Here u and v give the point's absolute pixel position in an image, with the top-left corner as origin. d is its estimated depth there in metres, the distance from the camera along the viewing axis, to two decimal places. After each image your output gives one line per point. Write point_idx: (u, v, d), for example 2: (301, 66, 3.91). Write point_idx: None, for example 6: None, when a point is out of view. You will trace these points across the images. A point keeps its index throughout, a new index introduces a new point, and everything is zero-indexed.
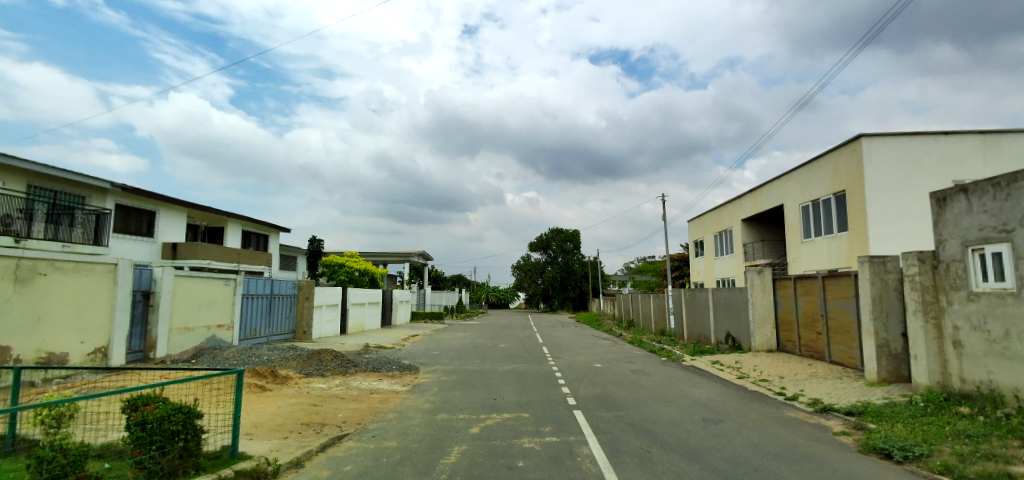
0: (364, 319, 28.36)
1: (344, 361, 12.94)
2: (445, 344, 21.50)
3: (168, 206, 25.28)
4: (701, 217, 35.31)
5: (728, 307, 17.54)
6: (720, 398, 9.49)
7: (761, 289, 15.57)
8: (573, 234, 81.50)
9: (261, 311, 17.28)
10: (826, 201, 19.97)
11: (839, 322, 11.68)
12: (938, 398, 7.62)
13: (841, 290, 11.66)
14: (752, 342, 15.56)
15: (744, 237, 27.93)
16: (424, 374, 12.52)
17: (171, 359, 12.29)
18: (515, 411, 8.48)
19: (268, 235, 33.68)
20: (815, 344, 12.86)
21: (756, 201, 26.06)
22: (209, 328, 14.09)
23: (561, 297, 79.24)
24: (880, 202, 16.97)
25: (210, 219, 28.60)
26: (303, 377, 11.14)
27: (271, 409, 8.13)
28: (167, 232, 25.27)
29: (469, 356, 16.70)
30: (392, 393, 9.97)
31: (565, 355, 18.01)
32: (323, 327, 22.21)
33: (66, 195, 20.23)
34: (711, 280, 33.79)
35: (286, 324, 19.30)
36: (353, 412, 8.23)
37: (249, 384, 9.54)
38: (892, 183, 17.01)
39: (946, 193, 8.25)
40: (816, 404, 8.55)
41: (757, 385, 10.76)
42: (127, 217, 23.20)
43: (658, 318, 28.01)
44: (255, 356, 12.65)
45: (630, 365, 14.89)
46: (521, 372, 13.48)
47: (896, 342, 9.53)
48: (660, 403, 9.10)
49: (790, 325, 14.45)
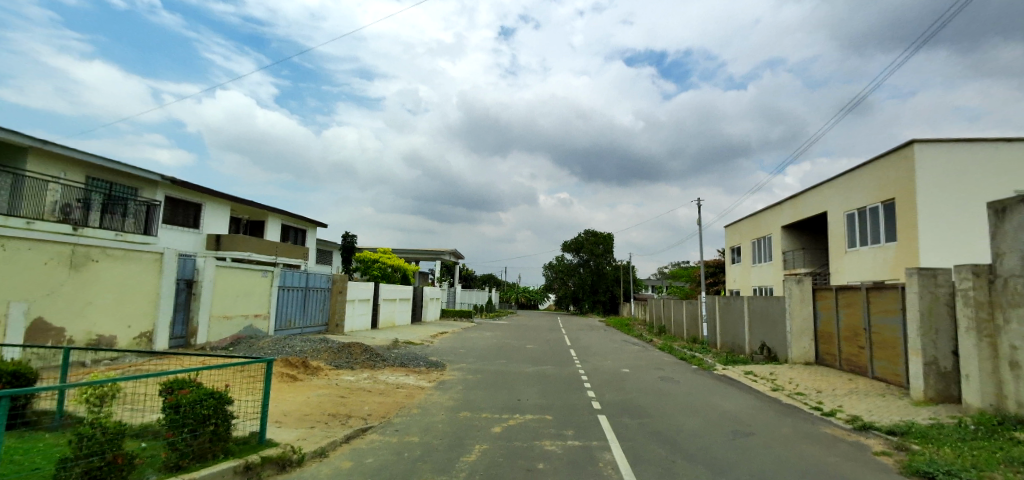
0: (395, 315, 28.90)
1: (373, 355, 13.19)
2: (473, 342, 21.67)
3: (214, 199, 26.43)
4: (738, 222, 34.23)
5: (764, 317, 16.92)
6: (751, 411, 9.13)
7: (799, 299, 14.91)
8: (606, 236, 80.25)
9: (297, 303, 17.85)
10: (873, 209, 19.00)
11: (883, 337, 11.06)
12: (990, 421, 7.08)
13: (886, 303, 11.05)
14: (788, 354, 14.94)
15: (784, 244, 26.92)
16: (450, 371, 12.63)
17: (210, 345, 12.73)
18: (537, 412, 8.43)
19: (306, 230, 34.73)
20: (856, 359, 12.23)
21: (798, 207, 25.02)
22: (247, 318, 14.57)
23: (592, 300, 78.71)
24: (933, 211, 15.99)
25: (251, 214, 29.76)
26: (333, 369, 11.40)
27: (301, 398, 8.34)
28: (211, 224, 26.43)
29: (496, 356, 16.75)
30: (418, 388, 10.07)
31: (593, 359, 17.84)
32: (355, 321, 22.72)
33: (121, 187, 21.45)
34: (748, 287, 32.72)
35: (319, 316, 19.81)
36: (378, 405, 8.37)
37: (280, 373, 9.84)
38: (946, 191, 16.00)
39: (1006, 203, 7.62)
40: (854, 421, 8.09)
41: (791, 398, 10.29)
42: (175, 209, 24.36)
43: (691, 325, 27.29)
44: (289, 346, 13.04)
45: (658, 372, 14.62)
46: (547, 374, 13.43)
47: (945, 360, 8.92)
48: (688, 413, 8.80)
49: (830, 338, 13.78)
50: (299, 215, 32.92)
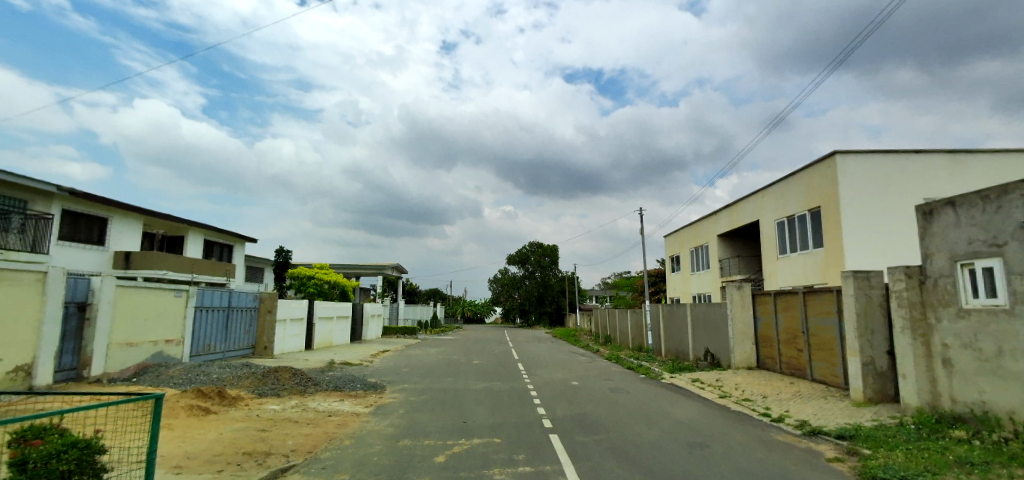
0: (332, 334, 27.13)
1: (303, 379, 11.97)
2: (416, 360, 20.61)
3: (123, 213, 23.72)
4: (677, 232, 35.37)
5: (707, 323, 17.23)
6: (704, 420, 8.99)
7: (740, 305, 15.28)
8: (551, 248, 81.14)
9: (217, 325, 16.08)
10: (801, 217, 20.08)
11: (821, 339, 11.41)
12: (929, 420, 7.27)
13: (822, 306, 11.44)
14: (731, 359, 15.20)
15: (720, 252, 28.00)
16: (390, 393, 11.66)
17: (108, 377, 10.95)
18: (486, 435, 7.77)
19: (233, 245, 32.09)
20: (796, 361, 12.57)
21: (732, 216, 26.12)
22: (155, 343, 12.80)
23: (538, 312, 78.91)
24: (854, 218, 17.08)
25: (168, 228, 27.08)
26: (256, 398, 10.16)
27: (212, 435, 7.19)
28: (120, 240, 23.68)
29: (440, 374, 15.88)
30: (353, 415, 9.10)
31: (542, 372, 17.40)
32: (286, 342, 20.96)
33: (5, 198, 18.62)
34: (687, 295, 33.79)
35: (245, 339, 18.04)
36: (305, 438, 7.38)
37: (190, 407, 8.55)
38: (865, 199, 17.17)
39: (933, 206, 8.00)
40: (804, 426, 8.10)
41: (740, 404, 10.28)
42: (75, 224, 21.55)
43: (636, 334, 27.59)
44: (204, 374, 11.55)
45: (608, 383, 14.41)
46: (495, 390, 12.78)
47: (881, 360, 9.23)
48: (643, 426, 8.48)
49: (770, 342, 14.16)
50: (225, 229, 30.39)
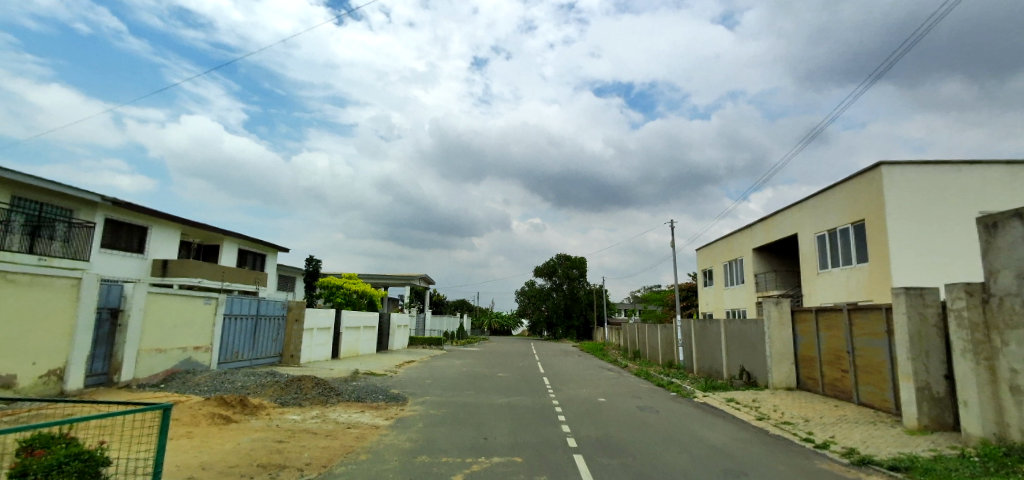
0: (359, 344, 27.30)
1: (326, 390, 11.92)
2: (441, 372, 20.42)
3: (162, 222, 24.67)
4: (709, 245, 34.32)
5: (742, 340, 16.43)
6: (739, 444, 8.40)
7: (778, 321, 14.49)
8: (579, 260, 80.28)
9: (246, 333, 16.34)
10: (843, 230, 19.05)
11: (868, 360, 10.62)
12: (997, 453, 6.53)
13: (870, 325, 10.66)
14: (769, 379, 14.38)
15: (755, 266, 26.92)
16: (411, 406, 11.47)
17: (138, 383, 11.19)
18: (505, 454, 7.44)
19: (265, 255, 32.93)
20: (840, 384, 11.74)
21: (768, 229, 25.10)
22: (184, 350, 13.07)
23: (565, 325, 77.87)
24: (902, 232, 16.05)
25: (204, 237, 28.03)
26: (278, 407, 10.13)
27: (230, 445, 7.14)
28: (159, 249, 24.62)
29: (463, 387, 15.61)
30: (372, 428, 8.93)
31: (567, 387, 16.91)
32: (313, 351, 21.15)
33: (53, 208, 19.66)
34: (720, 310, 32.61)
35: (272, 347, 18.28)
36: (322, 451, 7.22)
37: (212, 415, 8.55)
38: (914, 212, 16.12)
39: (997, 218, 7.30)
40: (851, 455, 7.43)
41: (779, 428, 9.61)
42: (117, 233, 22.53)
43: (666, 349, 26.70)
44: (230, 382, 11.65)
45: (636, 401, 13.84)
46: (518, 406, 12.43)
47: (938, 385, 8.46)
48: (672, 449, 8.00)
49: (811, 362, 13.33)
50: (258, 239, 31.24)
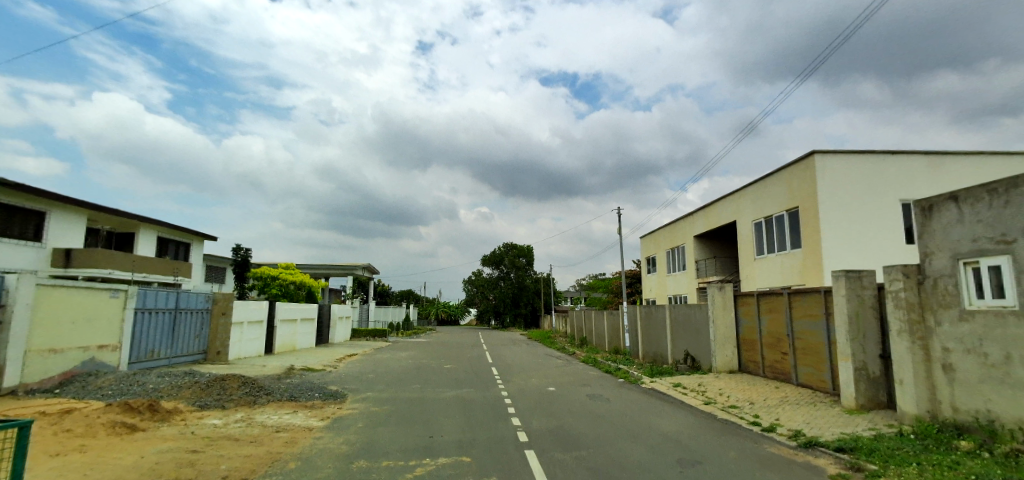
0: (296, 337, 25.71)
1: (254, 389, 10.85)
2: (384, 365, 19.52)
3: (63, 206, 21.85)
4: (653, 233, 35.16)
5: (686, 325, 16.78)
6: (691, 432, 8.34)
7: (722, 307, 14.84)
8: (526, 249, 80.65)
9: (162, 329, 14.70)
10: (779, 218, 19.92)
11: (807, 342, 11.00)
12: (932, 430, 6.78)
13: (808, 308, 11.03)
14: (713, 363, 14.74)
15: (697, 254, 27.83)
16: (350, 404, 10.66)
17: (26, 389, 9.57)
18: (453, 454, 6.89)
19: (190, 243, 30.24)
20: (780, 365, 12.16)
21: (708, 217, 25.97)
22: (86, 350, 11.45)
23: (513, 313, 78.16)
24: (833, 219, 16.93)
25: (116, 224, 25.22)
26: (197, 411, 9.04)
27: (130, 460, 6.08)
28: (60, 236, 21.84)
29: (408, 381, 14.89)
30: (305, 431, 8.12)
31: (517, 377, 16.60)
32: (243, 346, 19.57)
33: None
34: (663, 296, 33.64)
35: (194, 344, 16.64)
36: (243, 461, 6.34)
37: (112, 424, 7.36)
38: (844, 200, 17.04)
39: (933, 201, 7.58)
40: (798, 437, 7.53)
41: (727, 412, 9.70)
42: (7, 218, 19.66)
43: (612, 336, 27.12)
44: (139, 384, 10.28)
45: (586, 389, 13.74)
46: (465, 399, 11.93)
47: (873, 365, 8.81)
48: (626, 440, 7.79)
49: (753, 345, 13.76)
50: (181, 227, 28.58)
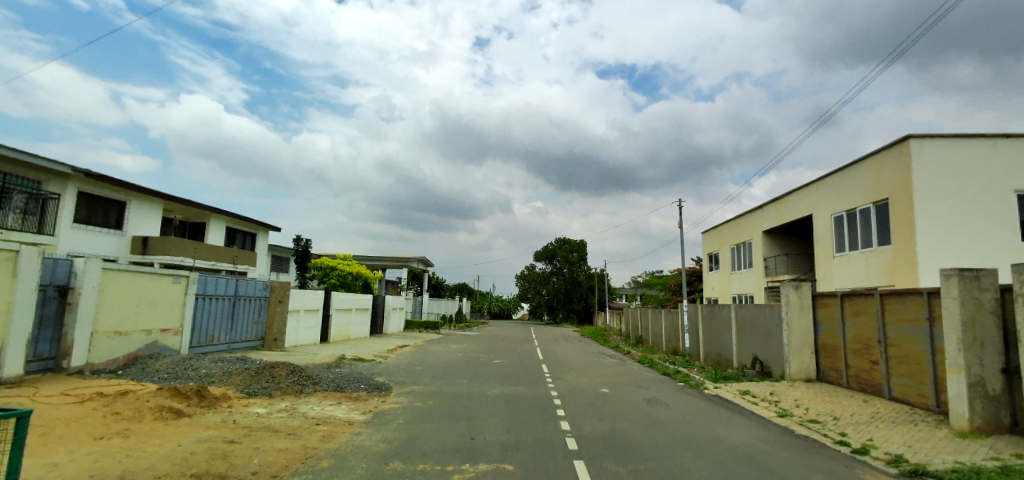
0: (350, 327, 26.31)
1: (302, 378, 10.86)
2: (433, 358, 19.40)
3: (141, 197, 23.49)
4: (716, 228, 33.03)
5: (755, 326, 15.32)
6: (765, 448, 7.28)
7: (797, 308, 13.35)
8: (579, 244, 79.15)
9: (222, 314, 15.27)
10: (863, 211, 17.81)
11: (903, 350, 9.50)
12: None
13: (906, 312, 9.52)
14: (786, 370, 13.30)
15: (766, 250, 25.72)
16: (394, 397, 10.40)
17: (91, 368, 10.07)
18: (494, 459, 6.31)
19: (256, 234, 31.82)
20: (869, 375, 10.67)
21: (779, 211, 23.86)
22: (149, 333, 11.98)
23: (566, 309, 76.96)
24: (931, 211, 14.79)
25: (188, 214, 26.88)
26: (245, 398, 9.10)
27: (167, 448, 5.99)
28: (138, 225, 23.51)
29: (455, 375, 14.56)
30: (344, 424, 7.88)
31: (567, 376, 15.87)
32: (299, 334, 20.13)
33: (19, 178, 18.30)
34: (727, 295, 31.50)
35: (252, 330, 17.25)
36: (277, 455, 6.09)
37: (159, 409, 7.41)
38: (945, 190, 14.85)
39: None
40: (899, 463, 6.32)
41: (806, 428, 8.50)
42: (92, 207, 21.36)
43: (671, 335, 25.62)
44: (193, 369, 10.56)
45: (641, 392, 12.79)
46: (512, 398, 11.36)
47: (993, 381, 7.35)
48: (687, 453, 6.89)
49: (834, 351, 12.24)
50: (247, 218, 30.11)
